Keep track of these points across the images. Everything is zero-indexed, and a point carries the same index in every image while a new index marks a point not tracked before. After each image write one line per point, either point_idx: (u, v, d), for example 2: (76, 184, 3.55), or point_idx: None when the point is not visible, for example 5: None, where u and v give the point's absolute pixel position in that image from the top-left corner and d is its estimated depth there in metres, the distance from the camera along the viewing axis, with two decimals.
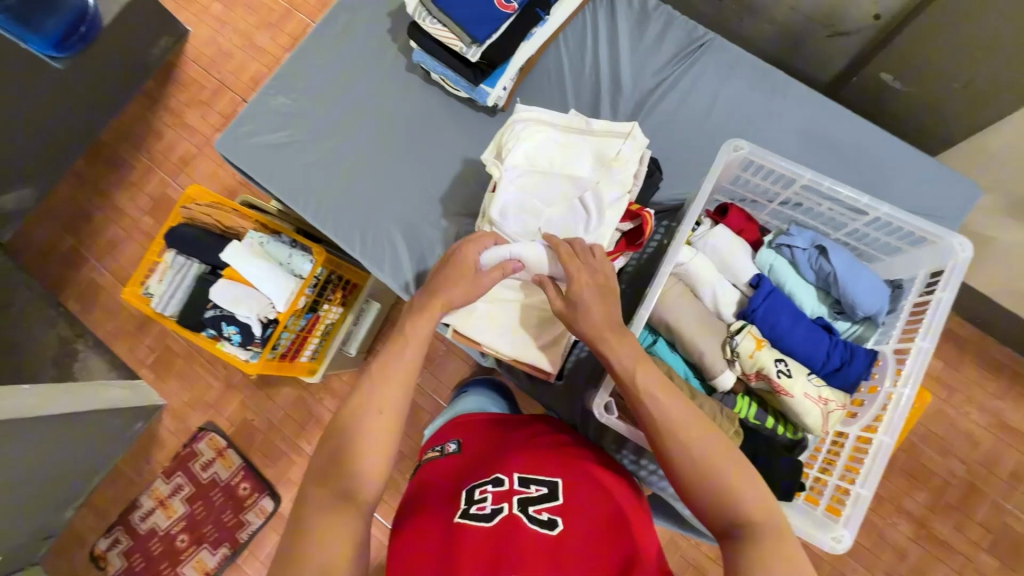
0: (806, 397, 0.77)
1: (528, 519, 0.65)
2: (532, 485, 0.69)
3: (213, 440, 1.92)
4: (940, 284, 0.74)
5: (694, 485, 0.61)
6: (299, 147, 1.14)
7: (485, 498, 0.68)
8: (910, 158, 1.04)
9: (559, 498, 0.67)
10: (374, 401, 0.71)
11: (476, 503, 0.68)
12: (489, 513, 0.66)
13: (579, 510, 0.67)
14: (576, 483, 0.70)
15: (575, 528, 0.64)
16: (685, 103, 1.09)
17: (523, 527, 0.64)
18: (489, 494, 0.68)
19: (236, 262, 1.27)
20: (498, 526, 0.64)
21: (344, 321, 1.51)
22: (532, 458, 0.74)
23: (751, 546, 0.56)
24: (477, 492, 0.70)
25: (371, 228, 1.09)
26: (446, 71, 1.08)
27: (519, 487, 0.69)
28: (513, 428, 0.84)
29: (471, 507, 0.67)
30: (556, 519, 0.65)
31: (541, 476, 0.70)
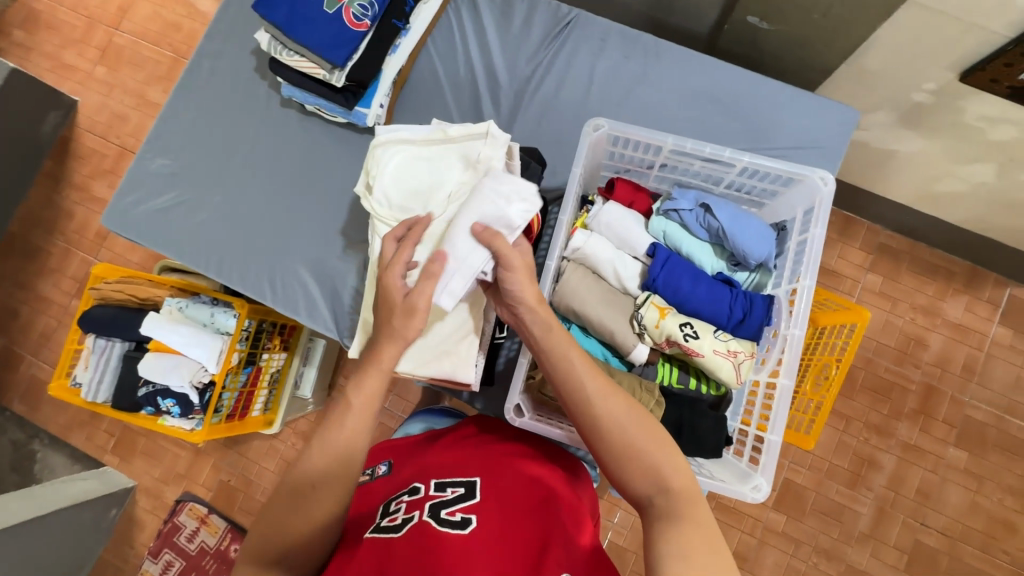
0: (716, 353, 0.78)
1: (437, 520, 0.62)
2: (447, 489, 0.67)
3: (193, 509, 1.87)
4: (813, 220, 0.75)
5: (619, 457, 0.62)
6: (188, 207, 1.11)
7: (398, 510, 0.65)
8: (787, 94, 1.05)
9: (473, 497, 0.65)
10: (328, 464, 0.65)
11: (389, 516, 0.65)
12: (399, 523, 0.63)
13: (493, 505, 0.64)
14: (495, 479, 0.68)
15: (486, 524, 0.61)
16: (564, 85, 1.09)
17: (431, 529, 0.61)
18: (403, 504, 0.66)
19: (156, 333, 1.23)
20: (407, 534, 0.61)
21: (291, 365, 1.50)
22: (453, 464, 0.72)
23: (670, 510, 0.57)
24: (393, 503, 0.68)
25: (279, 272, 1.07)
26: (318, 100, 1.05)
27: (433, 492, 0.66)
28: (443, 438, 0.82)
29: (383, 521, 0.65)
30: (469, 517, 0.62)
31: (458, 478, 0.68)
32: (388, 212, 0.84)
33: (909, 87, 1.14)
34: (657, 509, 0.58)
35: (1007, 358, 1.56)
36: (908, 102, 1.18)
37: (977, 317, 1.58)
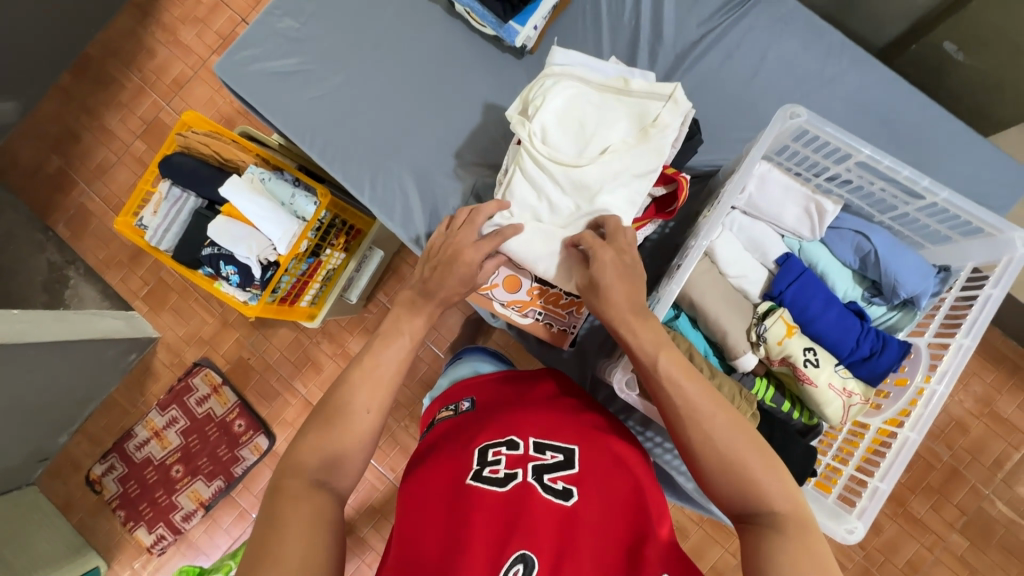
0: (830, 387, 0.74)
1: (543, 487, 0.64)
2: (547, 452, 0.68)
3: (208, 375, 1.90)
4: (990, 279, 0.70)
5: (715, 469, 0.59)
6: (308, 77, 1.05)
7: (498, 462, 0.67)
8: (963, 140, 0.96)
9: (573, 467, 0.67)
10: (359, 399, 0.69)
11: (488, 465, 0.67)
12: (503, 477, 0.66)
13: (592, 477, 0.66)
14: (592, 450, 0.69)
15: (586, 499, 0.64)
16: (730, 61, 1.00)
17: (537, 494, 0.63)
18: (503, 457, 0.68)
19: (236, 199, 1.19)
20: (513, 491, 0.64)
21: (345, 268, 1.47)
22: (551, 423, 0.73)
23: (780, 536, 0.54)
24: (490, 453, 0.69)
25: (382, 172, 1.02)
26: (471, 3, 0.97)
27: (534, 453, 0.68)
28: (522, 387, 0.83)
29: (483, 470, 0.67)
30: (570, 489, 0.64)
31: (557, 442, 0.70)
32: (540, 142, 0.79)
33: None
34: (760, 531, 0.56)
35: None
36: None
37: None
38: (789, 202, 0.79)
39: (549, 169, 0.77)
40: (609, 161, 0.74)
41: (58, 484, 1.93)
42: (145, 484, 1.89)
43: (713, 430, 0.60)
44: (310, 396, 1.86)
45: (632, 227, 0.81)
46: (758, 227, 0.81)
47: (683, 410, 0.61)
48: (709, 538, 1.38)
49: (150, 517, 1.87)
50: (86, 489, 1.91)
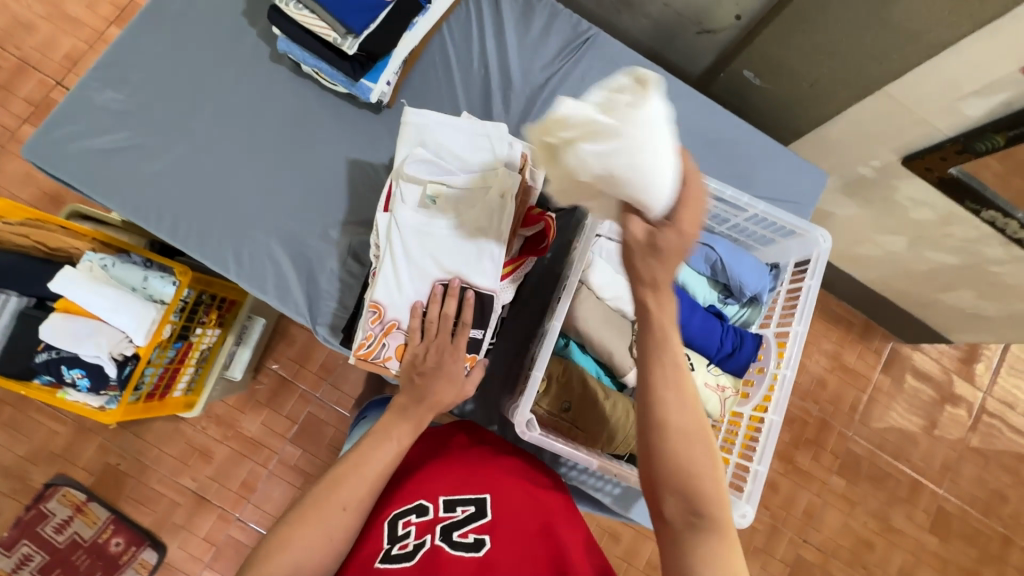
0: (707, 385, 0.83)
1: (452, 545, 0.66)
2: (457, 508, 0.70)
3: (67, 495, 1.61)
4: (808, 271, 0.82)
5: (675, 468, 0.57)
6: (144, 151, 0.95)
7: (408, 534, 0.69)
8: (771, 152, 1.14)
9: (484, 517, 0.69)
10: (336, 497, 0.68)
11: (398, 541, 0.68)
12: (412, 547, 0.67)
13: (502, 524, 0.68)
14: (500, 497, 0.72)
15: (498, 546, 0.66)
16: (576, 100, 1.09)
17: (446, 553, 0.65)
18: (412, 527, 0.69)
19: (69, 292, 1.03)
20: (422, 559, 0.65)
21: (223, 343, 1.35)
22: (459, 476, 0.75)
23: (710, 542, 0.56)
24: (400, 525, 0.70)
25: (247, 243, 0.96)
26: (319, 63, 0.96)
27: (443, 513, 0.70)
28: (430, 445, 0.83)
29: (393, 547, 0.68)
30: (482, 539, 0.67)
31: (466, 495, 0.72)
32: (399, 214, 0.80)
33: (857, 161, 1.29)
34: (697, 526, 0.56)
35: (886, 403, 1.79)
36: (853, 174, 1.33)
37: (867, 364, 1.80)
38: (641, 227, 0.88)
39: (410, 240, 0.80)
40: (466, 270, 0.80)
41: None
42: None
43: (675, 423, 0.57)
44: (203, 489, 1.65)
45: (507, 269, 0.83)
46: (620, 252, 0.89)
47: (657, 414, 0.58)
48: (638, 538, 1.44)
49: None
50: None
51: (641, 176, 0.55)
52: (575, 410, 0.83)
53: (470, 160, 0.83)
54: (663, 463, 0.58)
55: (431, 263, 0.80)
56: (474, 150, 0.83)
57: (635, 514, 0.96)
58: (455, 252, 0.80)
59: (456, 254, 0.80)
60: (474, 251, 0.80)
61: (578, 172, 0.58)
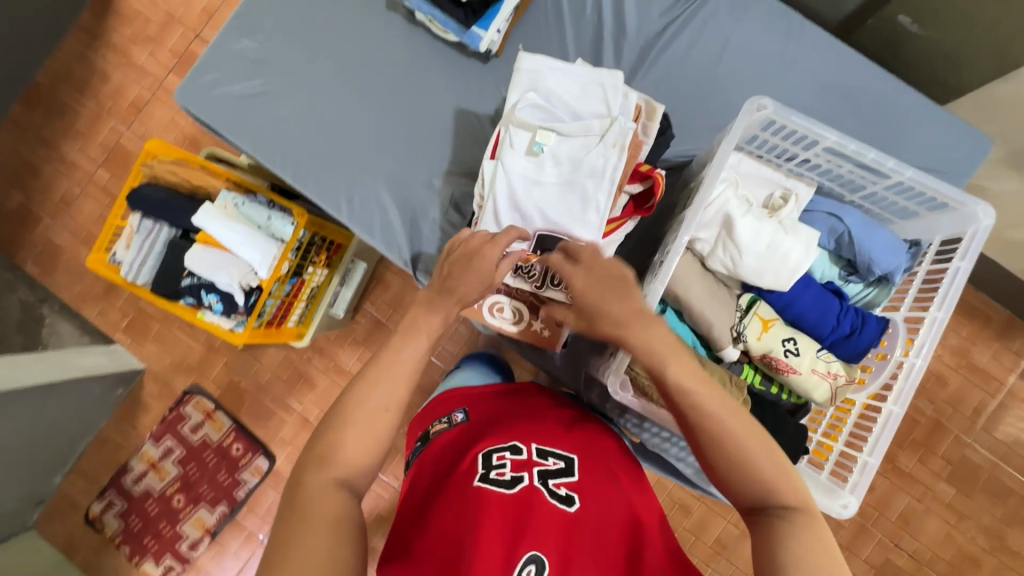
0: (813, 372, 0.78)
1: (548, 491, 0.69)
2: (549, 458, 0.74)
3: (200, 403, 1.88)
4: (957, 253, 0.71)
5: (731, 462, 0.62)
6: (273, 97, 1.03)
7: (503, 465, 0.73)
8: (925, 113, 0.98)
9: (572, 475, 0.73)
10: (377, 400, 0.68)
11: (494, 469, 0.73)
12: (511, 479, 0.71)
13: (587, 483, 0.73)
14: (585, 460, 0.77)
15: (585, 502, 0.70)
16: (695, 49, 1.01)
17: (542, 496, 0.69)
18: (507, 461, 0.73)
19: (209, 225, 1.16)
20: (519, 492, 0.69)
21: (330, 283, 1.47)
22: (548, 433, 0.80)
23: (789, 522, 0.59)
24: (495, 457, 0.74)
25: (358, 188, 1.01)
26: (433, 11, 0.96)
27: (537, 459, 0.74)
28: (513, 399, 0.92)
29: (489, 472, 0.72)
30: (572, 495, 0.71)
31: (557, 451, 0.76)
32: (507, 158, 0.79)
33: None
34: (758, 516, 0.61)
35: None
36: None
37: None
38: (753, 188, 0.82)
39: (516, 185, 0.78)
40: (568, 220, 0.78)
41: (56, 526, 1.88)
42: (148, 516, 1.86)
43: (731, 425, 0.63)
44: (307, 413, 1.85)
45: (609, 227, 0.81)
46: (747, 222, 0.77)
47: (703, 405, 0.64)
48: (712, 513, 1.42)
49: (157, 549, 1.84)
50: (86, 528, 1.88)
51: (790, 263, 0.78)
52: None
53: (583, 108, 0.80)
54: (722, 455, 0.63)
55: (534, 212, 0.79)
56: (584, 99, 0.80)
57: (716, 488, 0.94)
58: (560, 204, 0.78)
59: (560, 206, 0.78)
60: (580, 200, 0.77)
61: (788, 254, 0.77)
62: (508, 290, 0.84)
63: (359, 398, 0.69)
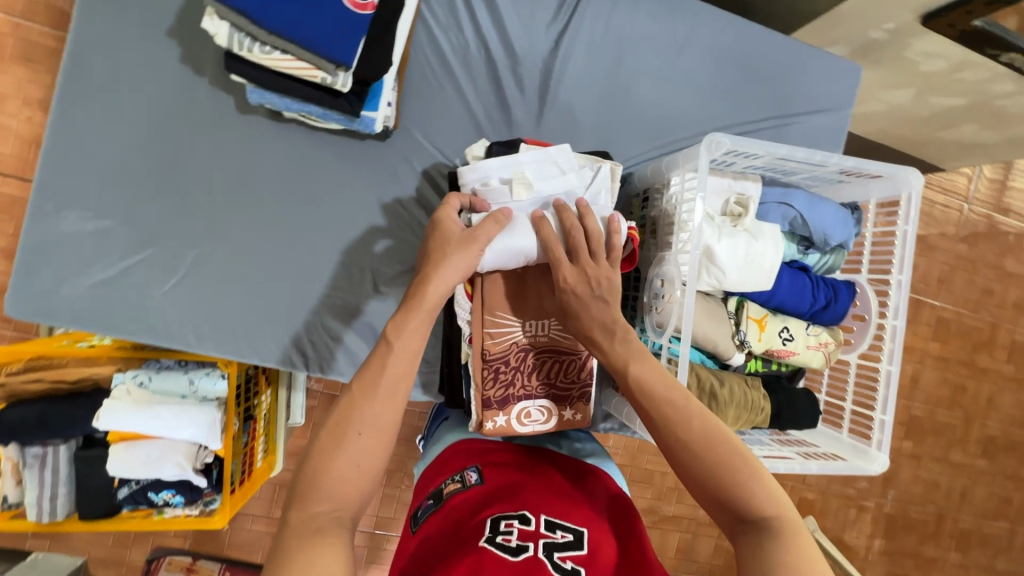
0: (809, 348, 0.86)
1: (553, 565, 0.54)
2: (558, 530, 0.59)
3: (173, 562, 1.42)
4: (899, 214, 0.79)
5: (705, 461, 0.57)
6: (146, 268, 0.82)
7: (510, 531, 0.58)
8: (807, 55, 1.03)
9: (585, 548, 0.57)
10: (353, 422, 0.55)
11: (500, 533, 0.57)
12: (514, 547, 0.55)
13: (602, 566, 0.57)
14: (602, 534, 0.61)
15: None
16: (594, 55, 0.95)
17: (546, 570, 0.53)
18: (514, 528, 0.58)
19: (123, 424, 0.97)
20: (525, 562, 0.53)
21: (279, 399, 1.30)
22: (558, 501, 0.64)
23: (770, 535, 0.53)
24: (501, 522, 0.59)
25: (302, 330, 0.87)
26: (307, 107, 0.80)
27: (546, 529, 0.58)
28: (526, 460, 0.73)
29: (494, 535, 0.57)
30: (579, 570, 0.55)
31: (569, 522, 0.60)
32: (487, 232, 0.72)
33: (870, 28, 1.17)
34: (743, 528, 0.54)
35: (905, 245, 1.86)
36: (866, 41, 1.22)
37: None
38: (711, 204, 0.84)
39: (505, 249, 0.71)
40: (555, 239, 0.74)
41: None
42: None
43: (700, 424, 0.59)
44: None
45: None
46: (724, 244, 0.80)
47: (669, 408, 0.60)
48: None
49: None
50: None
51: (765, 267, 0.81)
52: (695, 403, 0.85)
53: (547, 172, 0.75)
54: (698, 466, 0.58)
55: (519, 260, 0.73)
56: (543, 182, 0.73)
57: None
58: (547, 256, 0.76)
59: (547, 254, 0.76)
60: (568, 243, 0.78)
61: (761, 258, 0.81)
62: (527, 392, 0.78)
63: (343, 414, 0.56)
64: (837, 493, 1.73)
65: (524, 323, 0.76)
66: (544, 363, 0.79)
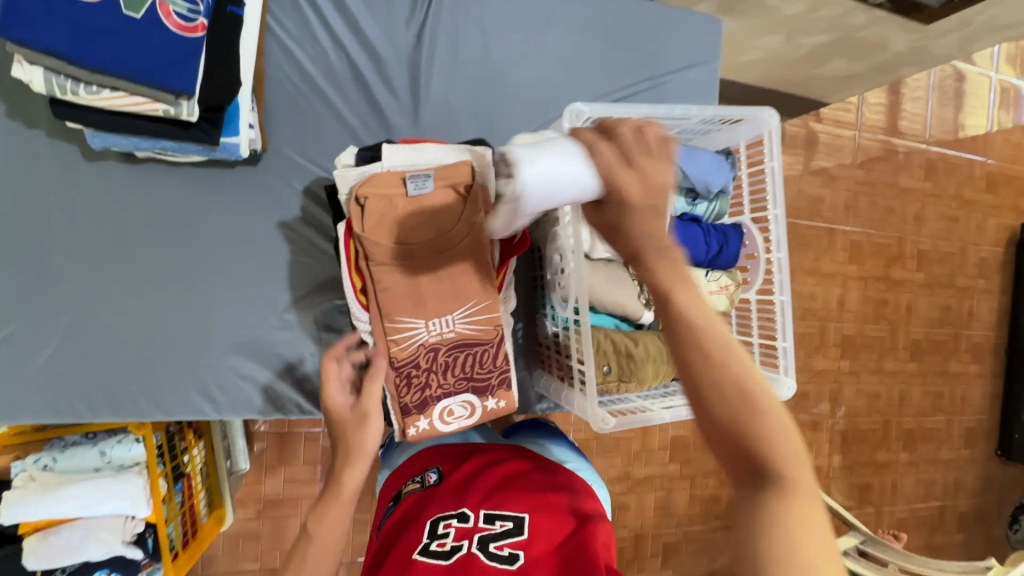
0: (712, 293, 0.89)
1: (485, 555, 0.54)
2: (496, 521, 0.59)
3: None
4: (765, 152, 0.83)
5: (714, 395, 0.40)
6: (15, 345, 0.77)
7: (445, 534, 0.58)
8: (668, 14, 1.06)
9: (523, 533, 0.56)
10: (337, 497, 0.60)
11: (436, 539, 0.58)
12: (448, 550, 0.56)
13: (545, 545, 0.55)
14: (548, 512, 0.59)
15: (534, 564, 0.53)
16: (459, 45, 0.94)
17: (477, 563, 0.53)
18: (451, 530, 0.58)
19: (31, 514, 0.89)
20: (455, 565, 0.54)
21: (214, 449, 1.24)
22: (505, 488, 0.63)
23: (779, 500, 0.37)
24: (439, 526, 0.59)
25: (207, 375, 0.83)
26: (158, 143, 0.75)
27: (482, 523, 0.58)
28: (488, 450, 0.73)
29: (431, 543, 0.58)
30: (516, 553, 0.54)
31: (507, 510, 0.59)
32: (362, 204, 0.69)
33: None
34: (763, 500, 0.38)
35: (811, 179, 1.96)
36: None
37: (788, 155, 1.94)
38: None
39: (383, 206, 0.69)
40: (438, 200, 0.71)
41: None
42: None
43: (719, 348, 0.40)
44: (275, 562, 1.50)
45: (499, 280, 0.79)
46: None
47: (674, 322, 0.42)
48: None
49: None
50: None
51: None
52: (616, 368, 0.85)
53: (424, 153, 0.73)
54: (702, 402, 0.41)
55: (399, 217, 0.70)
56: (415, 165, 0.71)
57: None
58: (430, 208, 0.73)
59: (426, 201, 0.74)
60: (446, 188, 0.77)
61: None
62: (444, 390, 0.78)
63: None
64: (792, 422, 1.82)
65: (428, 322, 0.75)
66: (459, 360, 0.77)
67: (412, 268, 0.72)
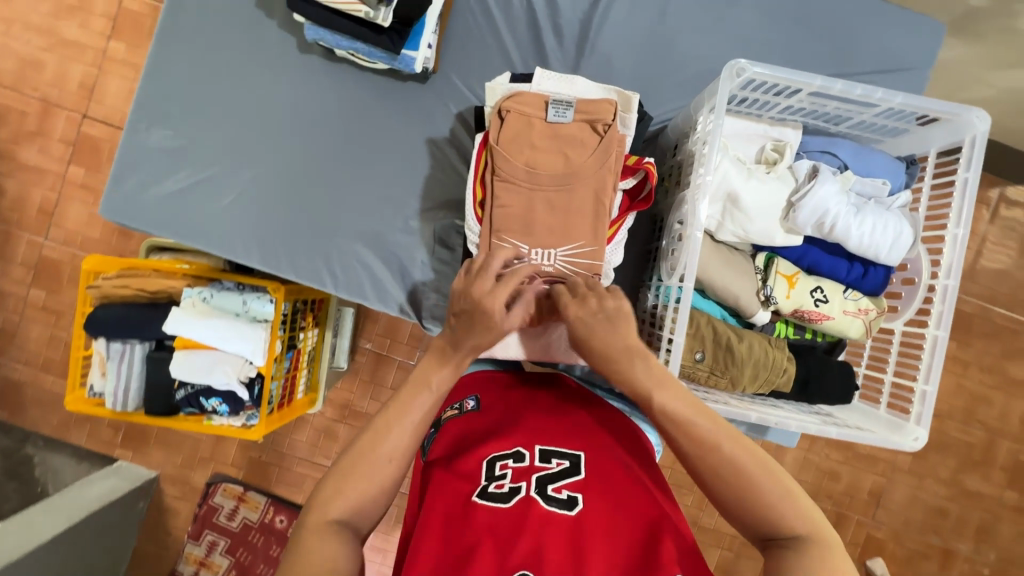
0: (845, 313, 0.79)
1: (546, 499, 0.58)
2: (553, 459, 0.63)
3: (228, 488, 1.57)
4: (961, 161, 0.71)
5: (728, 478, 0.56)
6: (210, 185, 0.93)
7: (504, 475, 0.62)
8: (876, 12, 0.95)
9: (580, 473, 0.62)
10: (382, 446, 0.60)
11: (494, 480, 0.62)
12: (507, 493, 0.60)
13: (600, 484, 0.61)
14: (602, 458, 0.64)
15: (594, 506, 0.58)
16: (635, 9, 0.94)
17: (542, 506, 0.58)
18: (509, 471, 0.62)
19: (186, 330, 1.10)
20: (518, 507, 0.58)
21: (324, 340, 1.40)
22: (553, 427, 0.68)
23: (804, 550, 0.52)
24: (496, 466, 0.63)
25: (336, 254, 0.94)
26: (353, 44, 0.87)
27: (540, 463, 0.63)
28: (533, 383, 0.79)
29: (489, 484, 0.62)
30: (575, 496, 0.59)
31: (563, 449, 0.64)
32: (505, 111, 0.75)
33: None
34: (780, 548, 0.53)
35: None
36: None
37: None
38: (744, 150, 0.79)
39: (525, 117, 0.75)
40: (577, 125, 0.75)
41: None
42: None
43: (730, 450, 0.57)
44: None
45: (611, 231, 0.78)
46: (750, 188, 0.76)
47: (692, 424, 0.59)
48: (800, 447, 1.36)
49: None
50: None
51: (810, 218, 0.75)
52: (709, 358, 0.78)
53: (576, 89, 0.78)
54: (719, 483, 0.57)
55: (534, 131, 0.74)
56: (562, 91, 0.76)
57: (771, 436, 0.96)
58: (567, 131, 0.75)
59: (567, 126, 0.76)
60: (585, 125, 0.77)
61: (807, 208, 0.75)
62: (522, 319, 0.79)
63: (369, 439, 0.61)
64: (932, 545, 1.36)
65: (531, 251, 0.75)
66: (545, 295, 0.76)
67: (531, 192, 0.75)
